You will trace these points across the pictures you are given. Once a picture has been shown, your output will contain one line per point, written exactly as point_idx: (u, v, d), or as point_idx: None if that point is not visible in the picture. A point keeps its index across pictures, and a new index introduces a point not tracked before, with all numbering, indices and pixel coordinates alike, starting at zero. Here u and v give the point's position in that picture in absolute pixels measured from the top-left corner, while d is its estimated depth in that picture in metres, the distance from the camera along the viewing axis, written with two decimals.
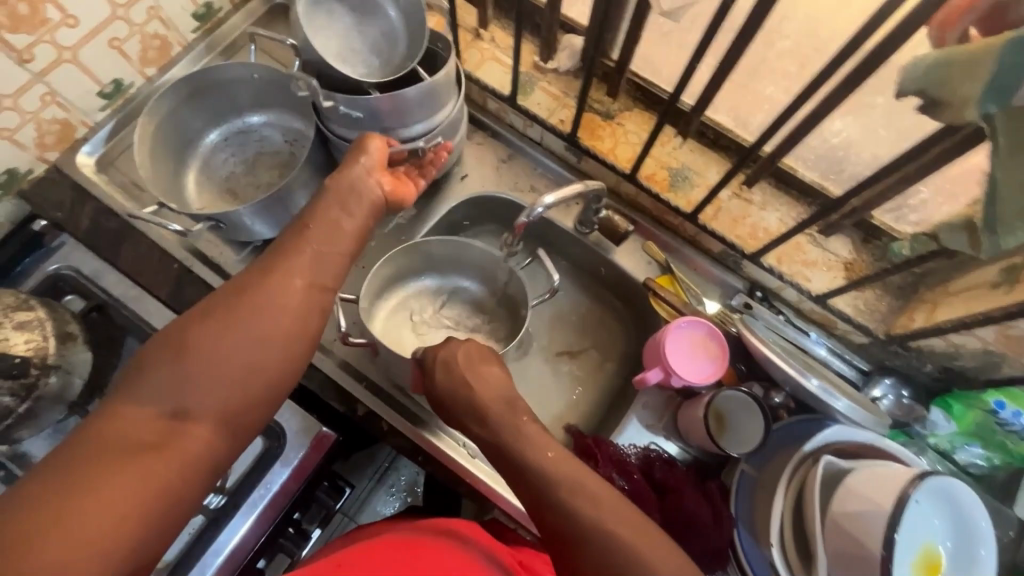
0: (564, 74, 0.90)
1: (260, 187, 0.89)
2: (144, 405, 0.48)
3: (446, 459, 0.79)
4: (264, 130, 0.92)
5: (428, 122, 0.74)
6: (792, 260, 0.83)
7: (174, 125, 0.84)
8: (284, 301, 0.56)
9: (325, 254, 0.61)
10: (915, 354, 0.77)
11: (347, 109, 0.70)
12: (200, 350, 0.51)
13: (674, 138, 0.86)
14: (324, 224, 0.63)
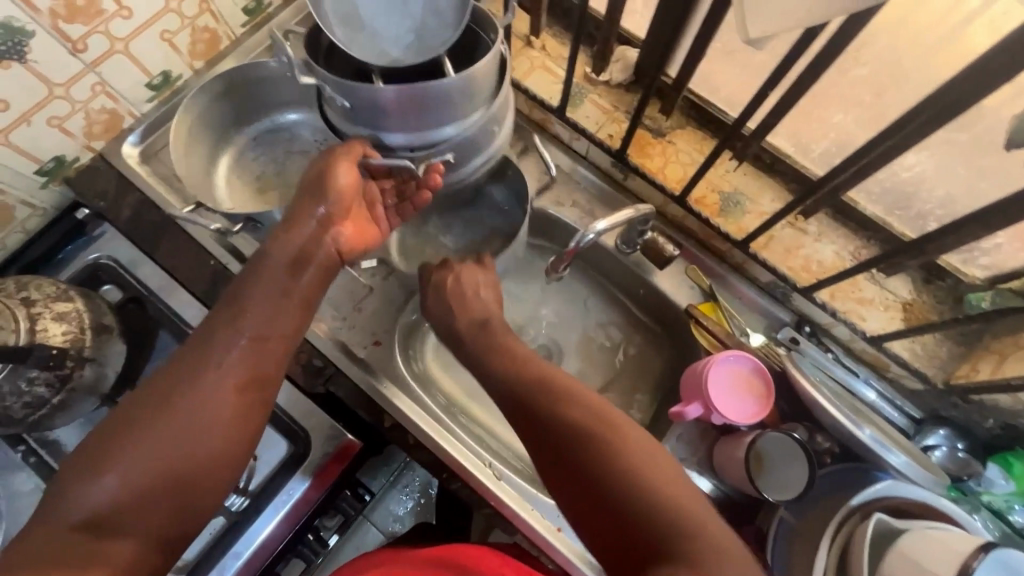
0: (615, 86, 0.87)
1: (293, 185, 0.88)
2: (66, 520, 0.48)
3: (470, 479, 0.76)
4: (296, 128, 0.91)
5: (438, 134, 0.61)
6: (846, 296, 0.79)
7: (209, 123, 0.83)
8: (215, 393, 0.56)
9: (264, 338, 0.61)
10: (976, 407, 0.71)
11: (339, 95, 0.57)
12: (129, 457, 0.51)
13: (728, 162, 0.83)
14: (265, 305, 0.62)
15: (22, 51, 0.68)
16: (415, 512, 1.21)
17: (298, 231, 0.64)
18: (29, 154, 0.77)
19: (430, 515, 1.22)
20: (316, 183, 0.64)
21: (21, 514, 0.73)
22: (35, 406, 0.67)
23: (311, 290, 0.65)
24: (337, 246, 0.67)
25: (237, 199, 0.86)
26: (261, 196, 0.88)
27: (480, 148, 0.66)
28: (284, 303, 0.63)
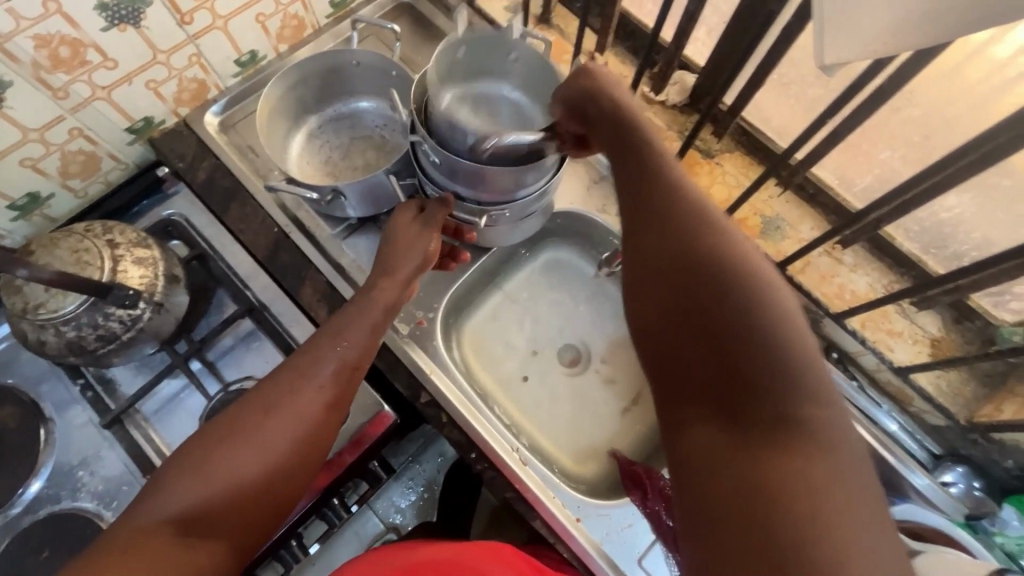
0: (671, 107, 0.91)
1: (358, 170, 0.93)
2: (157, 515, 0.51)
3: (498, 460, 0.79)
4: (365, 114, 0.95)
5: (497, 197, 0.73)
6: (876, 326, 0.81)
7: (289, 103, 0.89)
8: (303, 414, 0.60)
9: (349, 370, 0.65)
10: (997, 447, 0.74)
11: (429, 149, 0.69)
12: (219, 464, 0.54)
13: (772, 188, 0.86)
14: (353, 338, 0.66)
15: (138, 17, 0.74)
16: (417, 507, 1.17)
17: (392, 279, 0.70)
18: (124, 111, 0.83)
19: (431, 512, 1.17)
20: (404, 246, 0.72)
21: (76, 442, 0.78)
22: (106, 340, 0.71)
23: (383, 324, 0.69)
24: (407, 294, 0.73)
25: (308, 173, 0.92)
26: (328, 172, 0.93)
27: (530, 208, 0.77)
28: (369, 335, 0.67)
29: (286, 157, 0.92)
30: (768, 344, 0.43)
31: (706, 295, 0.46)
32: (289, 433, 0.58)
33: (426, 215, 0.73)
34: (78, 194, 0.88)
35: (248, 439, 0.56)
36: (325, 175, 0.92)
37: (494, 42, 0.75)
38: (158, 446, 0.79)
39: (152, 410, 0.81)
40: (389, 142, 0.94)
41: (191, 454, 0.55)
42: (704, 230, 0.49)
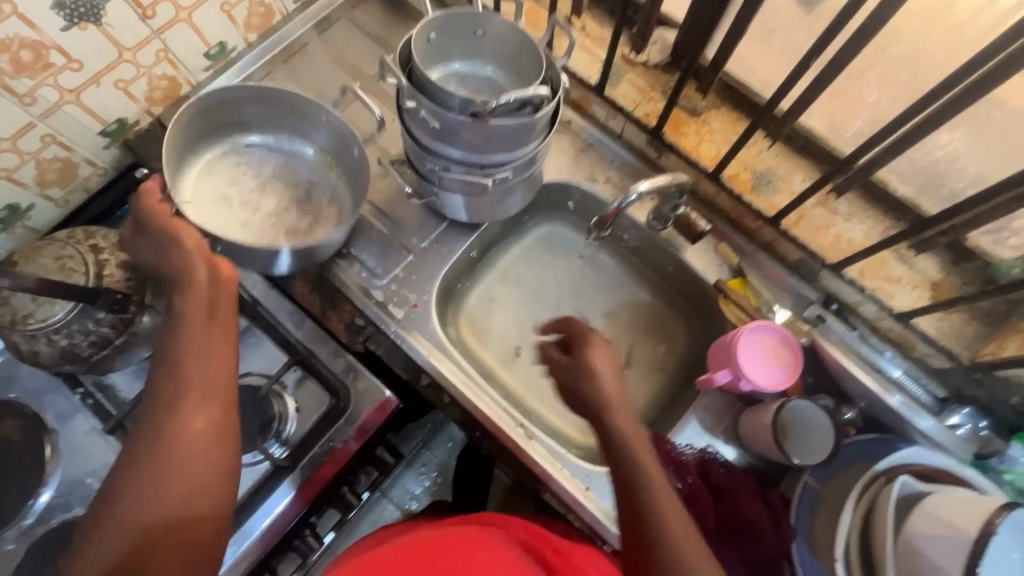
0: (652, 68, 0.89)
1: (256, 211, 0.85)
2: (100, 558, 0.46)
3: (505, 438, 0.79)
4: (298, 161, 0.89)
5: (497, 159, 0.72)
6: (875, 274, 0.80)
7: (220, 115, 0.83)
8: (184, 430, 0.53)
9: (204, 386, 0.56)
10: (1002, 385, 0.74)
11: (428, 115, 0.68)
12: (129, 494, 0.49)
13: (761, 141, 0.85)
14: (194, 351, 0.57)
15: (98, 13, 0.72)
16: (432, 492, 1.20)
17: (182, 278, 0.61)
18: (95, 114, 0.82)
19: (446, 495, 1.20)
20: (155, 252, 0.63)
21: (83, 450, 0.78)
22: (100, 346, 0.71)
23: (225, 324, 0.61)
24: (229, 287, 0.63)
25: (195, 206, 0.82)
26: (224, 215, 0.83)
27: (529, 170, 0.76)
28: (219, 338, 0.60)
29: (180, 174, 0.83)
30: None
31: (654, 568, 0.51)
32: (185, 428, 0.53)
33: (135, 217, 0.66)
34: (58, 202, 0.87)
35: (147, 478, 0.50)
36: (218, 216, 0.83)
37: (466, 18, 0.73)
38: None
39: None
40: (312, 203, 0.87)
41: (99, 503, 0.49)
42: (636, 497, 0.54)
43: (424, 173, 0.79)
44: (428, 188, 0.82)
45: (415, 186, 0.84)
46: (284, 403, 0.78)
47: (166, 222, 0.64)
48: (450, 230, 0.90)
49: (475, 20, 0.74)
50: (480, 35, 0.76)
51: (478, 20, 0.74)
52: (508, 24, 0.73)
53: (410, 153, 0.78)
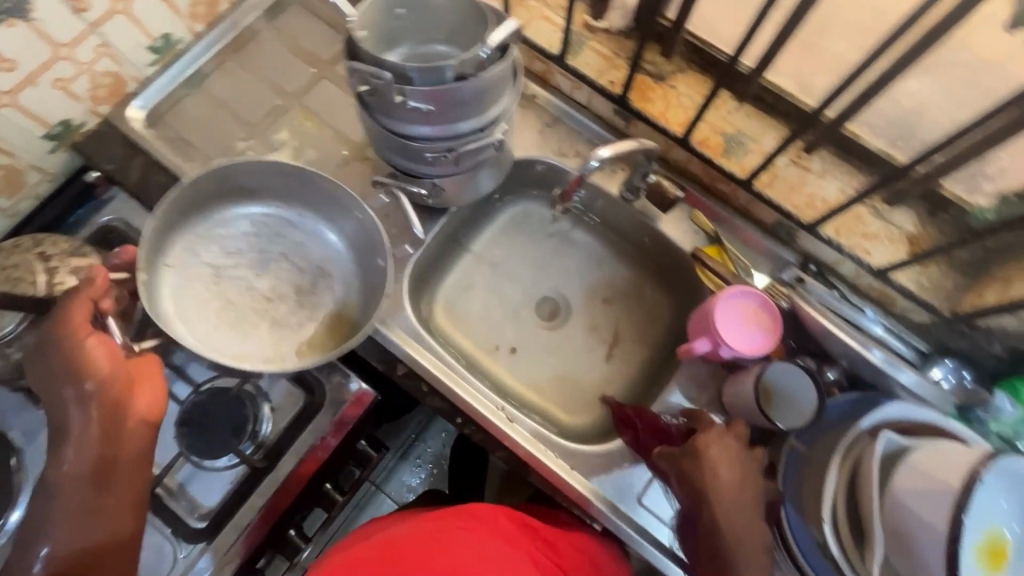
0: (615, 33, 0.87)
1: (248, 296, 0.80)
2: None
3: (485, 422, 0.78)
4: (306, 244, 0.84)
5: (492, 119, 0.69)
6: (851, 231, 0.79)
7: (232, 185, 0.80)
8: (83, 542, 0.61)
9: (106, 510, 0.62)
10: (983, 335, 0.73)
11: (417, 101, 0.64)
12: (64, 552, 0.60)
13: (729, 102, 0.83)
14: (108, 475, 0.63)
15: (26, 9, 0.67)
16: (428, 483, 1.19)
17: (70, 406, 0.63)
18: (35, 117, 0.77)
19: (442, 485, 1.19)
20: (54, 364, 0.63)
21: None
22: None
23: (138, 453, 0.65)
24: (138, 418, 0.64)
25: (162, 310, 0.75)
26: (204, 302, 0.78)
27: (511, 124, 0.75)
28: (133, 470, 0.64)
29: (158, 262, 0.77)
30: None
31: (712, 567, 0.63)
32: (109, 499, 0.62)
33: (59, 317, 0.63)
34: (8, 212, 0.83)
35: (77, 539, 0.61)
36: (201, 306, 0.78)
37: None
38: None
39: None
40: (313, 303, 0.82)
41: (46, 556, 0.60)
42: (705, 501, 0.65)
43: (404, 159, 0.75)
44: (411, 172, 0.77)
45: (396, 176, 0.80)
46: (257, 401, 0.76)
47: (85, 343, 0.63)
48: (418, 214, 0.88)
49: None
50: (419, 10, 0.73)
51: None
52: None
53: (383, 141, 0.73)
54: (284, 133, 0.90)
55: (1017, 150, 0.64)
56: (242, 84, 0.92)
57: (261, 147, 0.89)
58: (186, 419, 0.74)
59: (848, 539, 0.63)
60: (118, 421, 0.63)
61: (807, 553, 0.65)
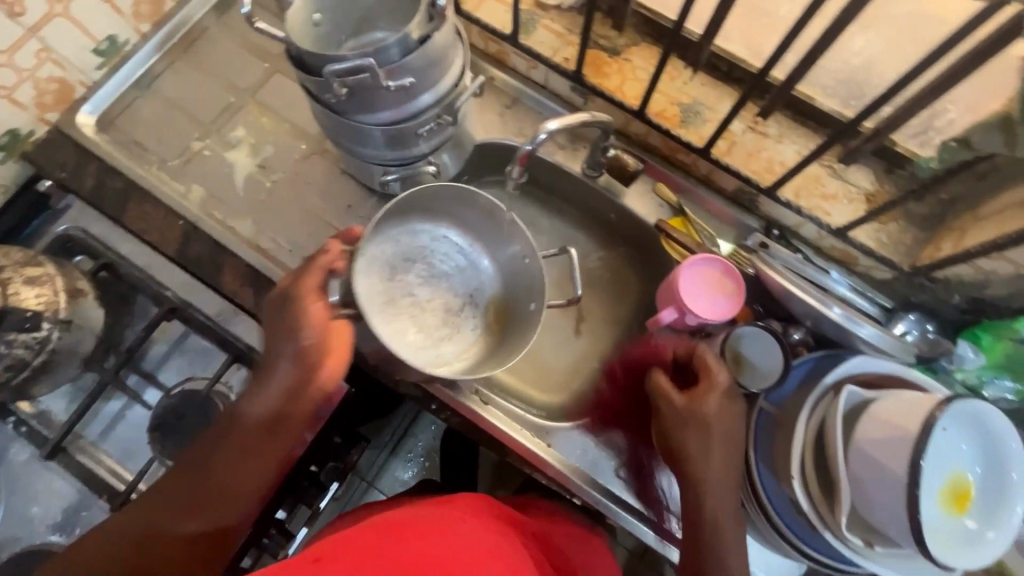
0: (567, 10, 0.86)
1: (415, 320, 0.79)
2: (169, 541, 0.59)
3: (459, 406, 0.77)
4: (476, 273, 0.84)
5: (454, 77, 0.69)
6: (810, 193, 0.80)
7: (448, 204, 0.80)
8: (208, 494, 0.61)
9: (245, 467, 0.62)
10: (943, 286, 0.74)
11: (396, 80, 0.62)
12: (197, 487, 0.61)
13: (683, 72, 0.83)
14: (250, 428, 0.63)
15: None
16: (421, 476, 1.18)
17: (278, 367, 0.64)
18: None
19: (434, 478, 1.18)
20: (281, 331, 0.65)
21: (26, 479, 0.75)
22: (17, 368, 0.67)
23: (302, 419, 0.65)
24: (326, 387, 0.65)
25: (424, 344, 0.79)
26: (387, 318, 0.77)
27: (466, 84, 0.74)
28: (267, 432, 0.64)
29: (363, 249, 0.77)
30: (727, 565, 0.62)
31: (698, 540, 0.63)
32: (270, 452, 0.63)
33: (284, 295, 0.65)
34: None
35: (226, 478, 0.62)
36: (401, 320, 0.78)
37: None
38: (110, 466, 0.76)
39: (98, 434, 0.77)
40: (434, 327, 0.80)
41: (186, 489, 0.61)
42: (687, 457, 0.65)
43: (397, 148, 0.74)
44: (406, 159, 0.77)
45: (394, 169, 0.78)
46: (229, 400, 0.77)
47: (328, 324, 0.65)
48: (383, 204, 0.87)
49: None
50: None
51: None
52: None
53: (370, 139, 0.71)
54: (241, 130, 0.89)
55: (963, 100, 0.65)
56: (195, 84, 0.91)
57: (218, 145, 0.88)
58: (159, 421, 0.75)
59: (818, 495, 0.63)
60: (298, 386, 0.64)
61: (778, 506, 0.68)
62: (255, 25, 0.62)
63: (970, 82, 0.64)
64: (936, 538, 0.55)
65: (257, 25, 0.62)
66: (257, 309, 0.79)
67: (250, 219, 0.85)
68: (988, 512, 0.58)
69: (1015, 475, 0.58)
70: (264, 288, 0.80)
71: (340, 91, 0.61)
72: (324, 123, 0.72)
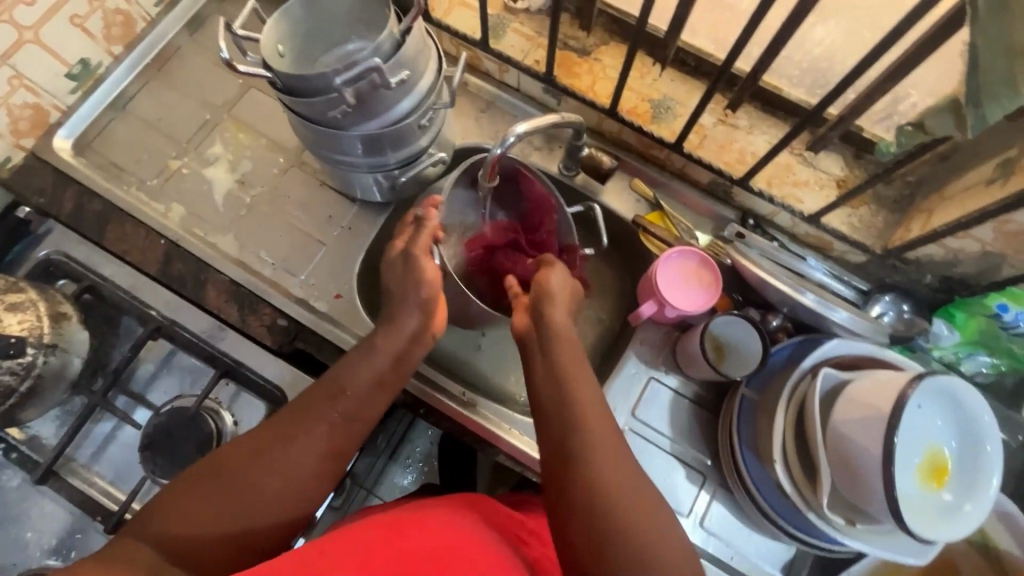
0: (536, 13, 0.88)
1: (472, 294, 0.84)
2: (300, 462, 0.58)
3: (447, 410, 0.78)
4: None
5: (435, 65, 0.70)
6: (782, 182, 0.81)
7: None
8: (320, 443, 0.59)
9: (353, 416, 0.62)
10: (914, 267, 0.76)
11: (395, 76, 0.62)
12: (317, 414, 0.61)
13: (652, 69, 0.84)
14: (360, 382, 0.64)
15: None
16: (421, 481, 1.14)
17: (400, 326, 0.69)
18: None
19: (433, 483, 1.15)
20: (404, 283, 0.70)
21: (19, 505, 0.75)
22: (3, 395, 0.68)
23: (406, 371, 0.69)
24: (431, 340, 0.71)
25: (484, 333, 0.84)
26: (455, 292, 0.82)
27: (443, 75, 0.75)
28: (376, 387, 0.65)
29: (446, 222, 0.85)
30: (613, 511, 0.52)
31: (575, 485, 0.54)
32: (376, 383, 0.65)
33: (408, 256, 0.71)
34: None
35: (347, 404, 0.62)
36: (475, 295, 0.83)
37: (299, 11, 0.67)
38: (103, 487, 0.76)
39: (88, 456, 0.77)
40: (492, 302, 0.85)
41: (299, 414, 0.60)
42: (570, 438, 0.57)
43: (399, 147, 0.73)
44: (407, 158, 0.76)
45: (399, 170, 0.78)
46: (219, 416, 0.76)
47: (429, 268, 0.70)
48: (363, 213, 0.88)
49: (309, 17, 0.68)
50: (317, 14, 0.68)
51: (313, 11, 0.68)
52: None
53: (370, 146, 0.71)
54: (218, 147, 0.90)
55: (923, 85, 0.69)
56: (171, 103, 0.91)
57: (196, 163, 0.89)
58: (147, 441, 0.74)
59: (801, 477, 0.64)
60: (407, 344, 0.68)
61: (764, 490, 0.69)
62: (239, 68, 0.58)
63: (924, 68, 0.68)
64: (914, 513, 0.56)
65: (241, 69, 0.58)
66: (242, 323, 0.80)
67: (231, 234, 0.86)
68: (966, 485, 0.60)
69: (991, 448, 0.60)
70: (247, 303, 0.81)
71: (350, 100, 0.61)
72: (323, 145, 0.71)
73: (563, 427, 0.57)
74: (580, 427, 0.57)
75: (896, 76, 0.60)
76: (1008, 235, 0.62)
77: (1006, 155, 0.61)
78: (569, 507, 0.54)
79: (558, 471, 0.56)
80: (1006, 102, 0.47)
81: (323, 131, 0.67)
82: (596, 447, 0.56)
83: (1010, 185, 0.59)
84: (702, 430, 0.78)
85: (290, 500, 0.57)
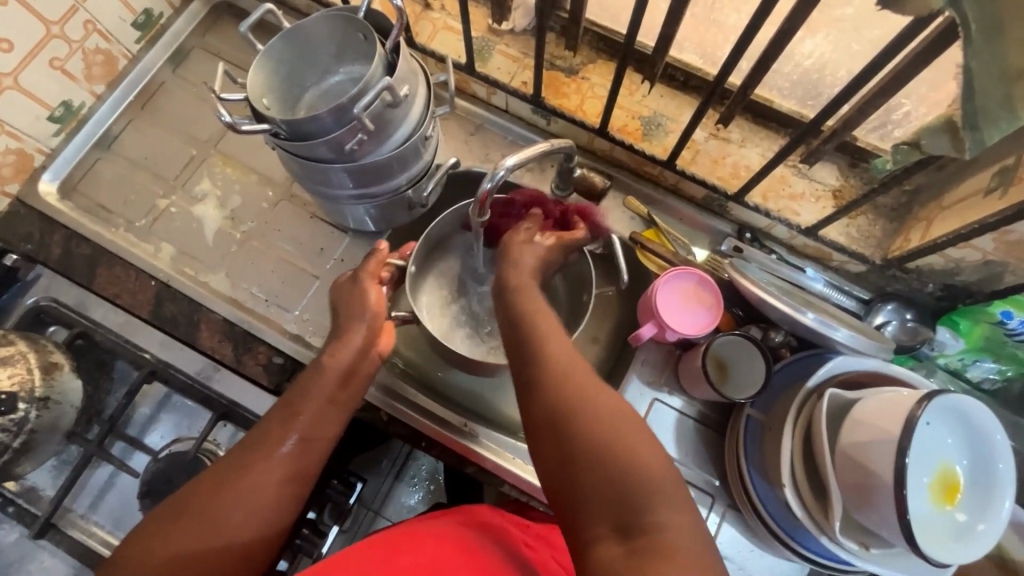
0: (520, 33, 0.87)
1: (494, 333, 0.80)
2: (252, 487, 0.55)
3: (448, 443, 0.77)
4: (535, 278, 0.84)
5: (426, 77, 0.68)
6: (778, 194, 0.80)
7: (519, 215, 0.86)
8: (277, 470, 0.57)
9: (312, 440, 0.60)
10: (915, 276, 0.75)
11: (398, 96, 0.61)
12: (267, 438, 0.58)
13: (641, 86, 0.83)
14: (314, 405, 0.61)
15: None
16: (428, 501, 1.05)
17: (345, 344, 0.65)
18: None
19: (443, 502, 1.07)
20: (352, 305, 0.67)
21: (20, 561, 0.75)
22: None
23: (362, 383, 0.65)
24: (379, 356, 0.67)
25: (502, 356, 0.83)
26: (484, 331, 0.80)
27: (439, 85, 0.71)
28: (330, 407, 0.62)
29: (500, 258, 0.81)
30: (629, 479, 0.47)
31: (579, 453, 0.49)
32: (325, 400, 0.62)
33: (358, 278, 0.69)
34: None
35: (297, 423, 0.60)
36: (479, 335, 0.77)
37: (282, 53, 0.66)
38: (104, 537, 0.75)
39: (87, 505, 0.76)
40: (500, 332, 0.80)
41: (254, 442, 0.58)
42: (586, 424, 0.50)
43: (407, 166, 0.71)
44: (417, 174, 0.73)
45: (416, 188, 0.75)
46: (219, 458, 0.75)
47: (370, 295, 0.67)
48: (356, 242, 0.87)
49: (292, 57, 0.67)
50: (294, 50, 0.67)
51: (293, 51, 0.67)
52: (308, 26, 0.65)
53: (376, 176, 0.69)
54: (206, 183, 0.89)
55: (916, 94, 0.68)
56: (156, 141, 0.90)
57: (184, 201, 0.88)
58: (147, 488, 0.73)
59: (809, 498, 0.64)
60: (358, 359, 0.65)
61: (774, 511, 0.68)
62: (241, 129, 0.57)
63: (923, 75, 0.66)
64: (928, 535, 0.55)
65: (245, 128, 0.57)
66: (238, 363, 0.78)
67: (223, 272, 0.85)
68: (979, 505, 0.59)
69: (1003, 467, 0.59)
70: (242, 342, 0.79)
71: (369, 125, 0.60)
72: (337, 184, 0.68)
73: (559, 406, 0.52)
74: (596, 408, 0.51)
75: (889, 90, 0.58)
76: (1008, 244, 0.62)
77: (1003, 165, 0.60)
78: (580, 484, 0.48)
79: (564, 456, 0.50)
80: (1005, 125, 0.49)
81: (337, 170, 0.65)
82: (604, 417, 0.50)
83: (1009, 196, 0.58)
84: (708, 452, 0.77)
85: (244, 529, 0.54)
